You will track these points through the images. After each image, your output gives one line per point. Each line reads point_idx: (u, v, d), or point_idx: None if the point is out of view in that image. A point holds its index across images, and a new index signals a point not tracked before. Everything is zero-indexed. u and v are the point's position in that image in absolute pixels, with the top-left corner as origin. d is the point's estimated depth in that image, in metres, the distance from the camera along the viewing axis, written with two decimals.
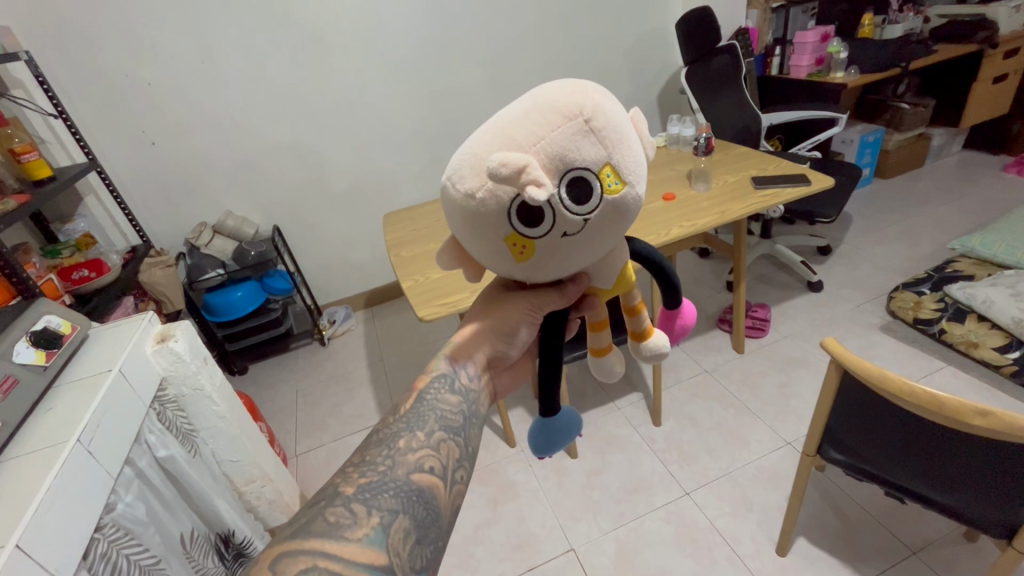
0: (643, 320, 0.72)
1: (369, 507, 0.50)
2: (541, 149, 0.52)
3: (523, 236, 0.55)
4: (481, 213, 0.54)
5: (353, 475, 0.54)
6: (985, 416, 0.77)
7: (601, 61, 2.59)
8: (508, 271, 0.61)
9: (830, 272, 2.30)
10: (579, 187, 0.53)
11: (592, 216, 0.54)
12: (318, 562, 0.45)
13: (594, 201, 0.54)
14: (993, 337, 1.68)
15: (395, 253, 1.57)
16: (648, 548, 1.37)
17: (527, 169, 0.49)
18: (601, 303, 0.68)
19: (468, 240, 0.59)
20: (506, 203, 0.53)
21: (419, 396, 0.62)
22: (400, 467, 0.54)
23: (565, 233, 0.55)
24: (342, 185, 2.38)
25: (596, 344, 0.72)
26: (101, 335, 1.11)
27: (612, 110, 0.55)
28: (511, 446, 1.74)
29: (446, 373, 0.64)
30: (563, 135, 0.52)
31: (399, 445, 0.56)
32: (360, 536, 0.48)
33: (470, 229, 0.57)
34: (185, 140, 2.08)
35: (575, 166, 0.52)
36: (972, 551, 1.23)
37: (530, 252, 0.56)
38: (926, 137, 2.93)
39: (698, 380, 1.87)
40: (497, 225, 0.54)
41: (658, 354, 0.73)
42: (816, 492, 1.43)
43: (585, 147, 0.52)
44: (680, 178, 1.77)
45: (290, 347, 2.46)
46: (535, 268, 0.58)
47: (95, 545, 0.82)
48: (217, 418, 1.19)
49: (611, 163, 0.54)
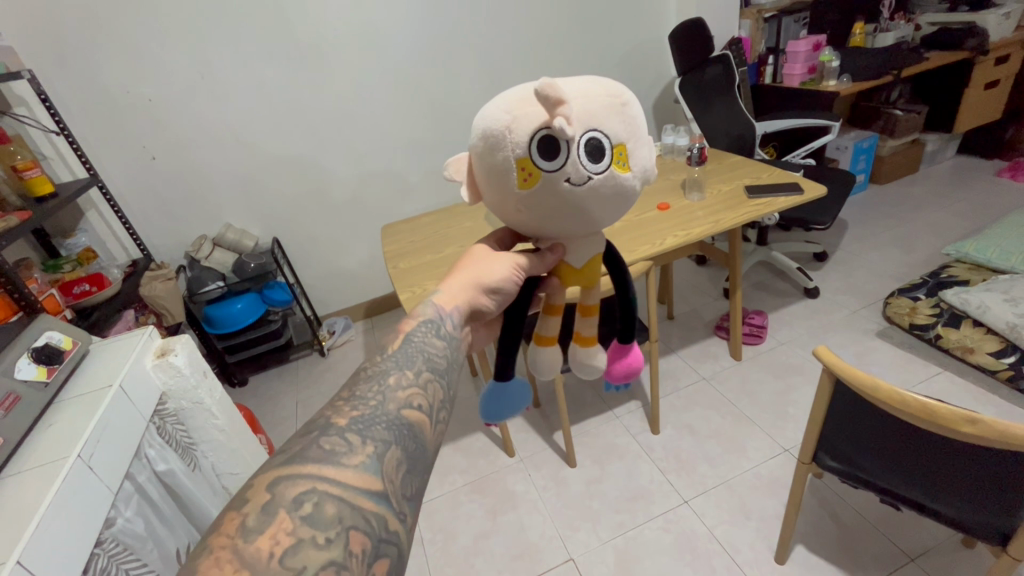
0: (589, 325, 0.79)
1: (363, 437, 0.48)
2: (581, 103, 0.61)
3: (532, 164, 0.62)
4: (505, 134, 0.62)
5: (344, 407, 0.50)
6: (974, 424, 0.78)
7: (596, 72, 2.62)
8: (503, 202, 0.67)
9: (826, 278, 2.31)
10: (595, 148, 0.62)
11: (596, 177, 0.63)
12: (318, 486, 0.43)
13: (603, 165, 0.63)
14: (988, 342, 1.68)
15: (395, 263, 1.59)
16: (648, 557, 1.37)
17: (567, 105, 0.59)
18: (564, 285, 0.74)
19: (481, 160, 0.66)
20: (532, 129, 0.61)
21: (406, 338, 0.60)
22: (390, 402, 0.52)
23: (569, 179, 0.62)
24: (341, 196, 2.40)
25: (545, 330, 0.78)
26: (101, 351, 1.12)
27: (640, 114, 0.68)
28: (510, 456, 1.74)
29: (432, 319, 0.62)
30: (602, 104, 0.63)
31: (389, 381, 0.54)
32: (356, 463, 0.45)
33: (488, 147, 0.64)
34: (185, 155, 2.10)
35: (598, 130, 0.62)
36: (970, 557, 1.23)
37: (532, 182, 0.63)
38: (920, 142, 2.96)
39: (696, 388, 1.88)
40: (516, 145, 0.62)
41: (588, 365, 0.81)
42: (813, 499, 1.44)
43: (612, 122, 0.63)
44: (674, 188, 1.78)
45: (290, 358, 2.46)
46: (530, 202, 0.65)
47: (95, 560, 0.83)
48: (216, 431, 1.20)
49: (625, 145, 0.65)
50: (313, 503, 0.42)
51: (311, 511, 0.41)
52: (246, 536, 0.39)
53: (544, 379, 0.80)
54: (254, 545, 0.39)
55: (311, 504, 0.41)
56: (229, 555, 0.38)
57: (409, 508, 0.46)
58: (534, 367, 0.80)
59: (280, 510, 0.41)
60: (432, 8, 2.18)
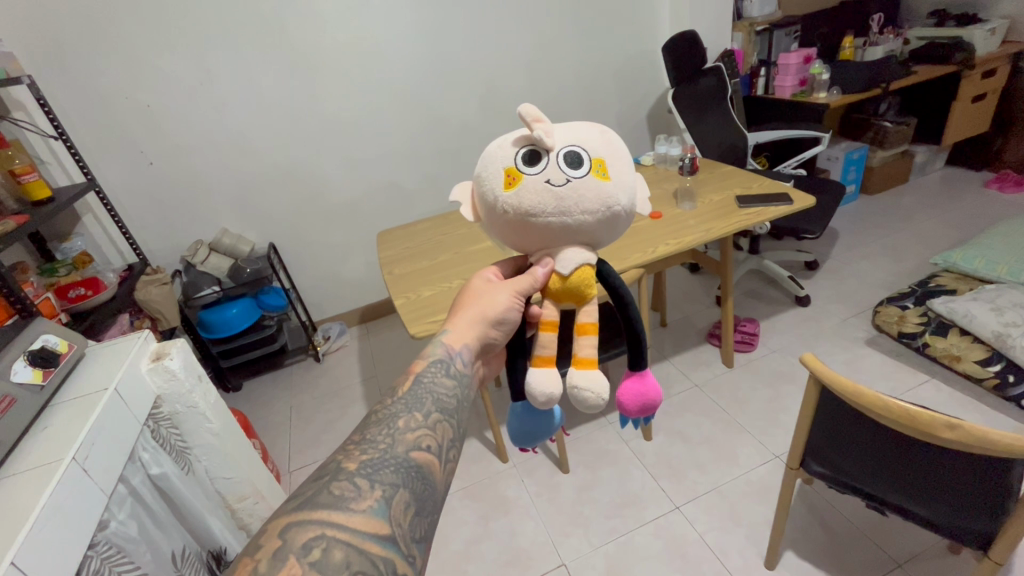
0: (589, 345, 0.69)
1: (372, 481, 0.49)
2: (562, 129, 0.70)
3: (516, 170, 0.68)
4: (496, 150, 0.71)
5: (354, 450, 0.52)
6: (955, 430, 0.80)
7: (591, 82, 2.66)
8: (490, 211, 0.71)
9: (817, 286, 2.34)
10: (574, 157, 0.67)
11: (574, 180, 0.66)
12: (327, 531, 0.44)
13: (582, 171, 0.67)
14: (975, 350, 1.71)
15: (390, 270, 1.60)
16: (638, 562, 1.38)
17: (546, 123, 0.68)
18: (556, 300, 0.71)
19: (475, 178, 0.73)
20: (518, 144, 0.69)
21: (416, 379, 0.62)
22: (400, 444, 0.53)
23: (549, 180, 0.66)
24: (338, 202, 2.41)
25: (541, 350, 0.69)
26: (98, 355, 1.13)
27: (623, 147, 0.73)
28: (503, 462, 1.75)
29: (441, 359, 0.64)
30: (584, 130, 0.70)
31: (398, 424, 0.55)
32: (364, 508, 0.46)
33: (482, 165, 0.72)
34: (183, 160, 2.12)
35: (578, 146, 0.68)
36: (956, 563, 1.25)
37: (515, 184, 0.67)
38: (909, 154, 3.01)
39: (688, 395, 1.90)
40: (503, 157, 0.69)
41: (590, 391, 0.67)
42: (802, 506, 1.45)
43: (592, 141, 0.69)
44: (667, 197, 1.81)
45: (285, 363, 2.47)
46: (515, 204, 0.67)
47: (89, 561, 0.84)
48: (210, 435, 1.21)
49: (605, 161, 0.69)
50: (322, 548, 0.43)
51: (320, 556, 0.42)
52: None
53: (543, 408, 0.69)
54: None
55: (320, 549, 0.42)
56: None
57: (417, 551, 0.47)
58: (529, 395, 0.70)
59: (291, 555, 0.42)
60: (431, 18, 2.21)
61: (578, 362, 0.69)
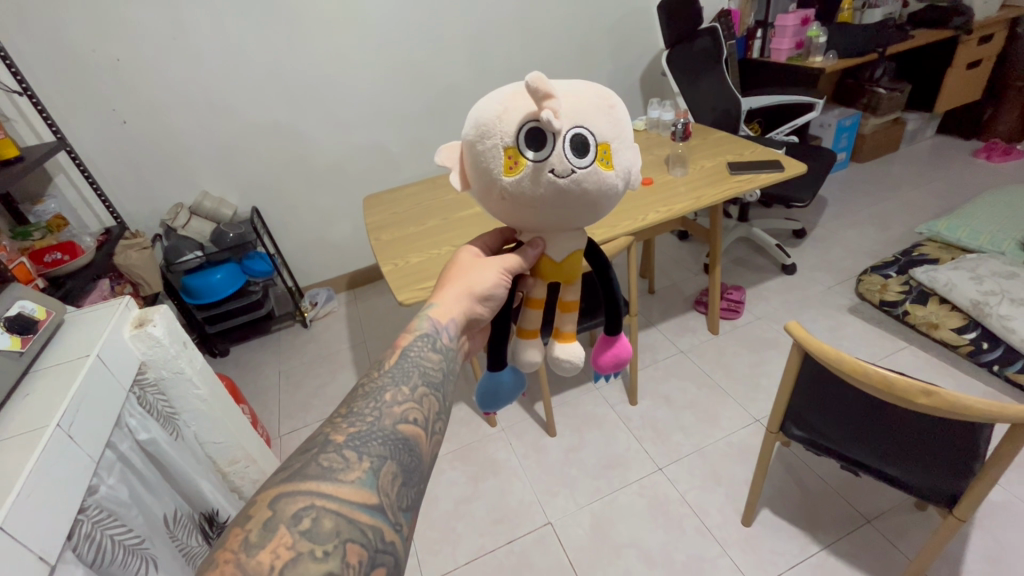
0: (570, 322, 0.78)
1: (360, 453, 0.49)
2: (569, 100, 0.63)
3: (518, 152, 0.63)
4: (495, 122, 0.64)
5: (341, 423, 0.52)
6: (930, 396, 0.83)
7: (583, 41, 2.57)
8: (487, 189, 0.68)
9: (803, 254, 2.36)
10: (580, 143, 0.63)
11: (579, 170, 0.63)
12: (316, 501, 0.44)
13: (587, 160, 0.64)
14: (952, 318, 1.76)
15: (377, 235, 1.57)
16: (622, 519, 1.44)
17: (556, 99, 0.61)
18: (545, 281, 0.75)
19: (469, 148, 0.67)
20: (521, 120, 0.63)
21: (402, 353, 0.61)
22: (386, 417, 0.53)
23: (553, 170, 0.63)
24: (322, 164, 2.35)
25: (526, 324, 0.76)
26: (77, 321, 1.11)
27: (626, 121, 0.68)
28: (492, 425, 1.78)
29: (428, 333, 0.64)
30: (591, 105, 0.64)
31: (385, 397, 0.55)
32: (353, 479, 0.47)
33: (477, 135, 0.65)
34: (158, 119, 2.03)
35: (585, 128, 0.63)
36: (921, 519, 1.32)
37: (517, 169, 0.64)
38: (902, 121, 2.99)
39: (674, 360, 1.93)
40: (504, 134, 0.63)
41: (568, 363, 0.79)
42: (780, 466, 1.51)
43: (599, 121, 0.64)
44: (658, 163, 1.78)
45: (272, 328, 2.45)
46: (515, 190, 0.65)
47: (79, 525, 0.84)
48: (198, 401, 1.22)
49: (609, 146, 0.66)
50: (312, 517, 0.43)
51: (310, 525, 0.42)
52: (248, 550, 0.40)
53: (528, 372, 0.79)
54: (255, 558, 0.40)
55: (311, 519, 0.43)
56: (233, 568, 0.39)
57: (405, 519, 0.48)
58: (516, 361, 0.79)
59: (281, 525, 0.42)
60: None
61: (560, 336, 0.79)
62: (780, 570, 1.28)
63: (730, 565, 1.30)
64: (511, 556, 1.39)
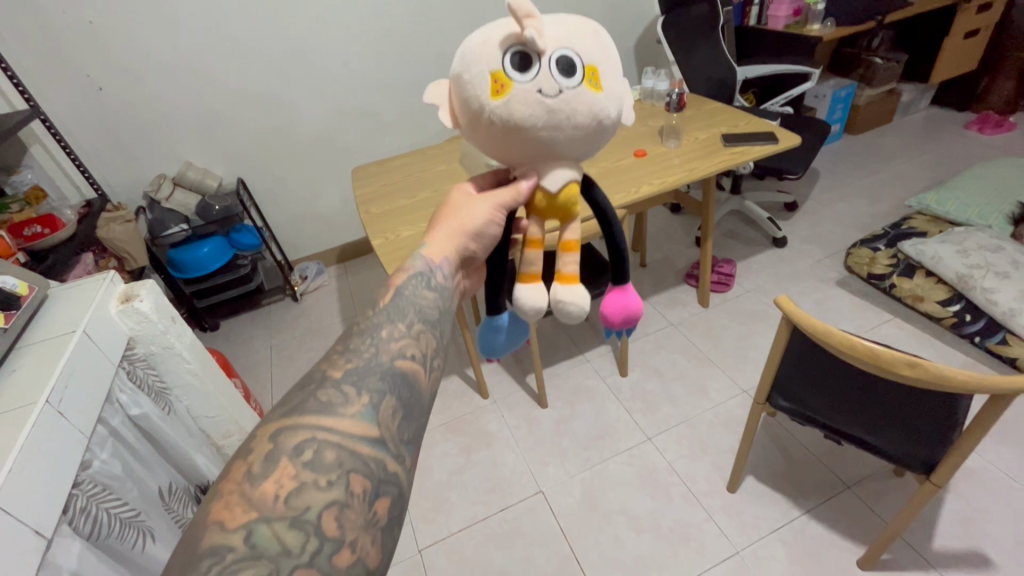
0: (572, 261, 0.73)
1: (359, 388, 0.49)
2: (553, 25, 0.65)
3: (506, 75, 0.63)
4: (481, 51, 0.64)
5: (339, 360, 0.52)
6: (913, 367, 0.85)
7: (576, 6, 2.49)
8: (476, 119, 0.66)
9: (794, 227, 2.36)
10: (566, 63, 0.63)
11: (567, 89, 0.63)
12: (318, 434, 0.44)
13: (574, 79, 0.63)
14: (938, 291, 1.78)
15: (366, 208, 1.54)
16: (612, 487, 1.47)
17: (538, 19, 0.62)
18: (542, 218, 0.71)
19: (456, 83, 0.67)
20: (506, 45, 0.63)
21: (397, 292, 0.61)
22: (384, 354, 0.53)
23: (540, 89, 0.62)
24: (308, 135, 2.29)
25: (528, 266, 0.72)
26: (61, 297, 1.08)
27: (612, 52, 0.69)
28: (484, 397, 1.80)
29: (422, 271, 0.63)
30: (574, 30, 0.65)
31: (381, 334, 0.55)
32: (353, 412, 0.47)
33: (464, 66, 0.66)
34: (136, 86, 1.95)
35: (570, 50, 0.64)
36: (898, 484, 1.37)
37: (505, 91, 0.63)
38: (897, 92, 2.96)
39: (664, 333, 1.95)
40: (491, 59, 0.64)
41: (574, 309, 0.73)
42: (765, 435, 1.54)
43: (583, 44, 0.65)
44: (652, 134, 1.76)
45: (263, 302, 2.42)
46: (504, 114, 0.63)
47: (74, 499, 0.84)
48: (190, 375, 1.23)
49: (597, 69, 0.65)
50: (314, 449, 0.43)
51: (312, 457, 0.43)
52: (252, 480, 0.41)
53: (531, 319, 0.74)
54: (260, 488, 0.41)
55: (312, 451, 0.43)
56: (238, 498, 0.40)
57: (407, 451, 0.48)
58: (517, 308, 0.74)
59: (283, 457, 0.43)
60: None
61: (562, 278, 0.73)
62: (763, 534, 1.33)
63: (714, 530, 1.35)
64: (503, 523, 1.43)
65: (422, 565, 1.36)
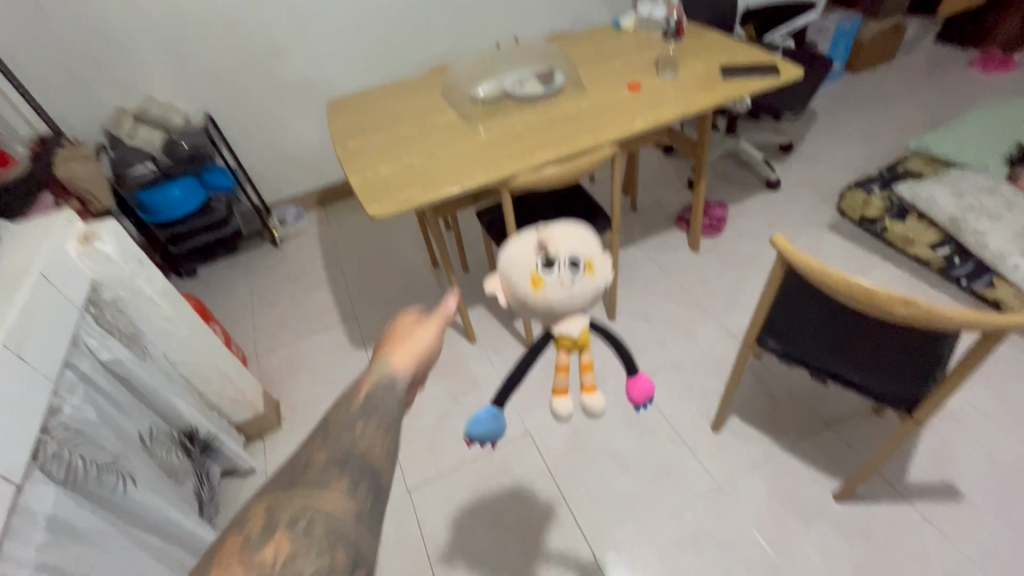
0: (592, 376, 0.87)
1: (342, 472, 0.48)
2: (559, 229, 0.73)
3: (538, 276, 0.71)
4: (512, 265, 0.73)
5: (318, 446, 0.51)
6: (908, 306, 0.83)
7: None
8: (514, 300, 0.75)
9: (789, 170, 2.31)
10: (578, 259, 0.72)
11: (584, 285, 0.72)
12: (309, 507, 0.45)
13: (584, 271, 0.72)
14: (928, 235, 1.77)
15: (343, 144, 1.46)
16: (599, 428, 1.49)
17: (552, 239, 0.72)
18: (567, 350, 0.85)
19: (498, 282, 0.76)
20: (530, 254, 0.72)
21: (369, 395, 0.56)
22: (358, 441, 0.51)
23: (563, 284, 0.71)
24: (280, 67, 2.13)
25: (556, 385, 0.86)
26: (12, 236, 1.01)
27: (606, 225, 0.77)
28: (471, 342, 1.78)
29: (390, 380, 0.58)
30: (577, 231, 0.74)
31: (357, 428, 0.52)
32: (338, 493, 0.46)
33: (501, 275, 0.75)
34: (86, 8, 1.80)
35: (580, 248, 0.72)
36: (877, 423, 1.40)
37: (539, 288, 0.71)
38: (903, 27, 2.82)
39: (654, 277, 1.92)
40: (522, 269, 0.72)
41: (594, 412, 0.89)
42: (751, 377, 1.56)
43: (591, 242, 0.73)
44: (646, 65, 1.66)
45: (242, 247, 2.34)
46: (540, 301, 0.72)
47: (45, 445, 0.81)
48: (162, 320, 1.20)
49: (601, 259, 0.73)
50: (304, 526, 0.44)
51: (303, 531, 0.43)
52: (250, 551, 0.42)
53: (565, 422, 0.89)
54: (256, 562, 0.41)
55: (304, 526, 0.44)
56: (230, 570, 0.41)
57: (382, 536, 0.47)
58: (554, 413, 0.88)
59: (278, 529, 0.43)
60: None
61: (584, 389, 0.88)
62: (745, 471, 1.36)
63: (698, 468, 1.38)
64: (492, 464, 1.45)
65: (411, 505, 1.39)
